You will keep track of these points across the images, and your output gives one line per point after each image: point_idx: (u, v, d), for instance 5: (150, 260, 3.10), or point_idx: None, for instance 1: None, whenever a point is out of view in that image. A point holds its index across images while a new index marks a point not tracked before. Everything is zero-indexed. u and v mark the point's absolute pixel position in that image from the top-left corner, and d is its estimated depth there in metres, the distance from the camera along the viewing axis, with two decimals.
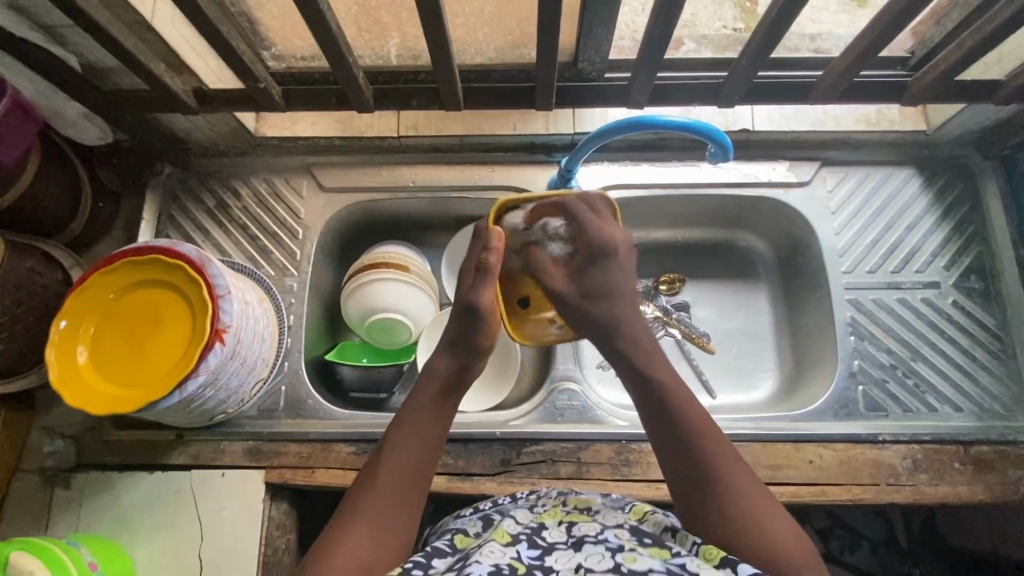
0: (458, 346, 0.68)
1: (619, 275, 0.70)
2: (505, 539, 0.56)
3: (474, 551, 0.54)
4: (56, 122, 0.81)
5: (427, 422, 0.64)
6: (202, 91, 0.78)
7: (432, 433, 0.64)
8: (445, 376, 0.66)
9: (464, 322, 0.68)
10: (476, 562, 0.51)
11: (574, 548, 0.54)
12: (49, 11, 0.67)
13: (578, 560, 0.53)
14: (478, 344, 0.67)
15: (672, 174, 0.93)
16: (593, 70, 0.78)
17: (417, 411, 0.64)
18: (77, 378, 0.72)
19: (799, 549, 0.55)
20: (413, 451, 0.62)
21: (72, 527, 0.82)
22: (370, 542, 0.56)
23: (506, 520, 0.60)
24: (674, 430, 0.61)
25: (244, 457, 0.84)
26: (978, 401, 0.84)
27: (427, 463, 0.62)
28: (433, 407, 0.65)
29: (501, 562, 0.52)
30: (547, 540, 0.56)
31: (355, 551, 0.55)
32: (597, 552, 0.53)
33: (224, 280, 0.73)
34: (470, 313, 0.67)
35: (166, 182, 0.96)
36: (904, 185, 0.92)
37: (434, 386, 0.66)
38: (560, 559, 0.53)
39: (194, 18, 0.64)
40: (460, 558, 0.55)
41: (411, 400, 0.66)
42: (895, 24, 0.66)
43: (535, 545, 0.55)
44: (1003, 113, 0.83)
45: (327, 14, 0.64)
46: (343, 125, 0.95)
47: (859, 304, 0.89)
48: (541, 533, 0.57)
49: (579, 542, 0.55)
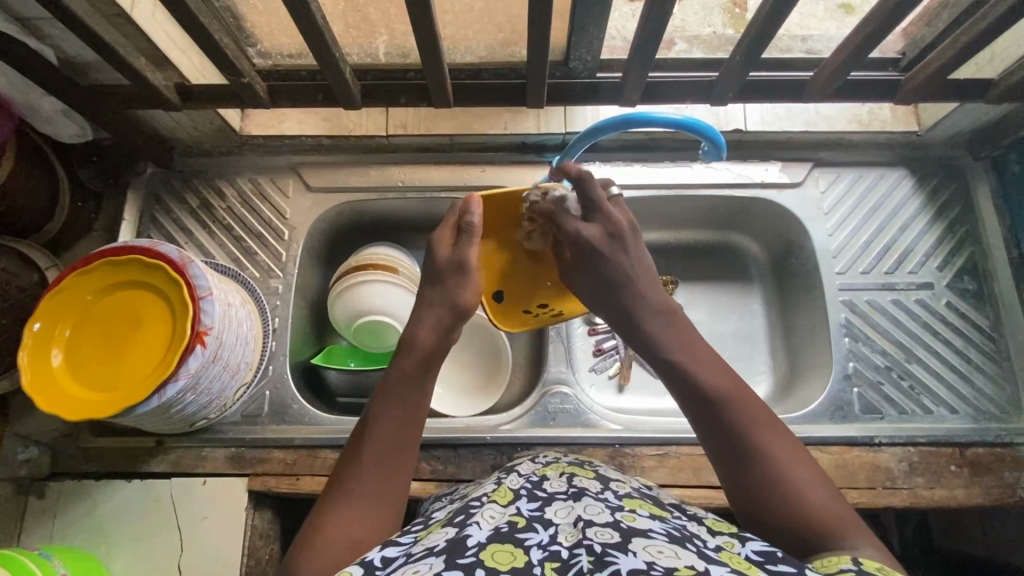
0: (440, 302, 0.63)
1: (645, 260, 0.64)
2: (505, 498, 0.51)
3: (474, 508, 0.50)
4: (33, 119, 0.79)
5: (409, 391, 0.59)
6: (185, 87, 0.77)
7: (415, 400, 0.59)
8: (430, 347, 0.61)
9: (446, 277, 0.64)
10: (474, 524, 0.47)
11: (573, 499, 0.50)
12: (26, 2, 0.65)
13: (577, 513, 0.48)
14: (462, 300, 0.63)
15: (664, 174, 0.92)
16: (585, 69, 0.77)
17: (397, 381, 0.60)
18: (49, 381, 0.69)
19: (841, 518, 0.49)
20: (397, 423, 0.58)
21: (45, 538, 0.79)
22: (359, 520, 0.52)
23: (507, 478, 0.56)
24: (704, 405, 0.55)
25: (227, 464, 0.82)
26: (973, 403, 0.83)
27: (411, 433, 0.58)
28: (413, 377, 0.60)
29: (500, 522, 0.47)
30: (546, 492, 0.52)
31: (346, 528, 0.51)
32: (596, 506, 0.48)
33: (205, 280, 0.71)
34: (458, 269, 0.64)
35: (149, 182, 0.93)
36: (896, 186, 0.92)
37: (415, 355, 0.60)
38: (559, 513, 0.48)
39: (175, 10, 0.62)
40: (461, 510, 0.52)
41: (389, 374, 0.61)
42: (889, 22, 0.66)
43: (535, 498, 0.51)
44: (994, 113, 0.83)
45: (314, 8, 0.62)
46: (330, 124, 0.93)
47: (854, 305, 0.88)
48: (541, 486, 0.53)
49: (578, 493, 0.51)
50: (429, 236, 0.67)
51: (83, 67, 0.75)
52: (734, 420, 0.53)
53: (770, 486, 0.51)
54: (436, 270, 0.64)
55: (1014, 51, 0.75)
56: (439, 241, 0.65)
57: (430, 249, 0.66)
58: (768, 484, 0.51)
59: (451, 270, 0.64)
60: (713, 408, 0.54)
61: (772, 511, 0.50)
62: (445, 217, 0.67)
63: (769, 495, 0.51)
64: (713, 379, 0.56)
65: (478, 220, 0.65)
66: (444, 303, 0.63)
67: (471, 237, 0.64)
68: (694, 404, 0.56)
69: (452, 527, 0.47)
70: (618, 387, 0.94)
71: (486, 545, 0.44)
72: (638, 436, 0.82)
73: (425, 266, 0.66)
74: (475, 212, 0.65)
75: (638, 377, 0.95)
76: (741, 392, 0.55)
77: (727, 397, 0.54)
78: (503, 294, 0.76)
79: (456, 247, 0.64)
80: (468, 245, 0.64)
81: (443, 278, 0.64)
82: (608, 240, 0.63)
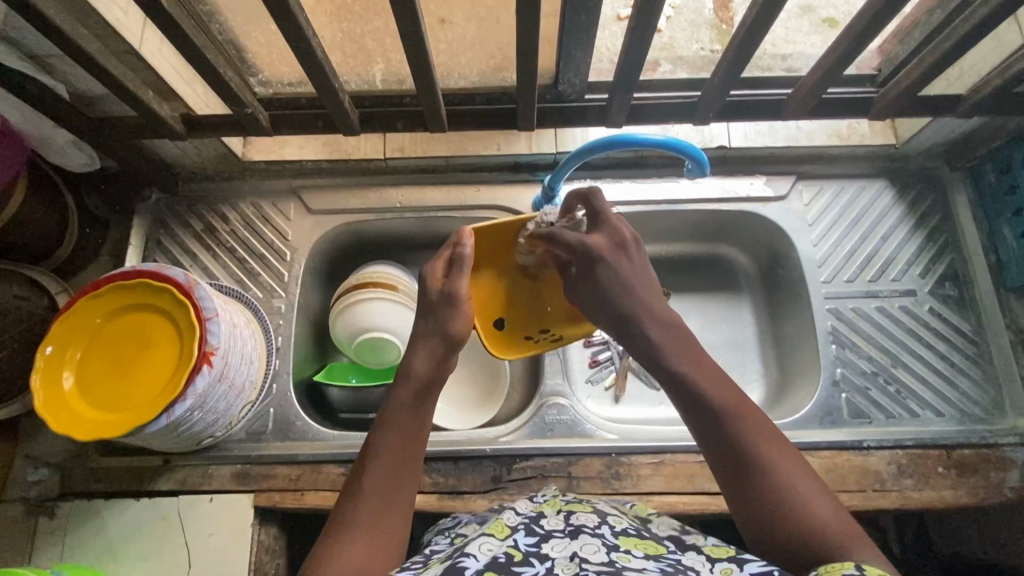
0: (433, 335, 0.65)
1: (643, 271, 0.65)
2: (503, 531, 0.53)
3: (471, 542, 0.51)
4: (44, 149, 0.82)
5: (409, 419, 0.62)
6: (190, 117, 0.80)
7: (415, 428, 0.61)
8: (427, 375, 0.63)
9: (437, 309, 0.66)
10: (471, 554, 0.48)
11: (570, 536, 0.51)
12: (40, 41, 0.68)
13: (574, 549, 0.49)
14: (453, 330, 0.65)
15: (652, 190, 0.95)
16: (574, 92, 0.80)
17: (396, 410, 0.62)
18: (62, 404, 0.71)
19: (840, 529, 0.50)
20: (396, 450, 0.60)
21: (55, 557, 0.81)
22: (366, 547, 0.54)
23: (505, 514, 0.57)
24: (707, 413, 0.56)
25: (233, 480, 0.84)
26: (959, 406, 0.86)
27: (411, 461, 0.60)
28: (411, 406, 0.62)
29: (497, 552, 0.49)
30: (543, 528, 0.53)
31: (352, 556, 0.53)
32: (593, 544, 0.50)
33: (211, 302, 0.74)
34: (448, 300, 0.66)
35: (154, 207, 0.96)
36: (877, 197, 0.95)
37: (412, 385, 0.63)
38: (557, 546, 0.50)
39: (182, 47, 0.65)
40: (459, 547, 0.53)
41: (389, 402, 0.63)
42: (859, 42, 0.69)
43: (533, 533, 0.52)
44: (968, 125, 0.87)
45: (311, 40, 0.65)
46: (330, 148, 0.97)
47: (839, 312, 0.90)
48: (539, 522, 0.54)
49: (575, 531, 0.52)
50: (420, 271, 0.70)
51: (92, 100, 0.79)
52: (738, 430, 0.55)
53: (779, 505, 0.51)
54: (429, 302, 0.66)
55: (982, 66, 0.79)
56: (429, 273, 0.69)
57: (421, 281, 0.69)
58: (779, 500, 0.51)
59: (442, 302, 0.66)
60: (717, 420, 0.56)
61: (777, 526, 0.51)
62: (438, 250, 0.70)
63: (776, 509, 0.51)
64: (720, 392, 0.57)
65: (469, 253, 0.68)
66: (437, 332, 0.65)
67: (461, 268, 0.67)
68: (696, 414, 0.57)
69: (447, 560, 0.49)
70: (614, 398, 0.97)
71: (482, 573, 0.45)
72: (632, 445, 0.84)
73: (418, 301, 0.69)
74: (466, 245, 0.68)
75: (635, 387, 0.97)
76: (737, 399, 0.56)
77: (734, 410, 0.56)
78: (504, 320, 0.78)
79: (448, 279, 0.67)
80: (457, 276, 0.67)
81: (435, 310, 0.66)
82: (614, 251, 0.65)
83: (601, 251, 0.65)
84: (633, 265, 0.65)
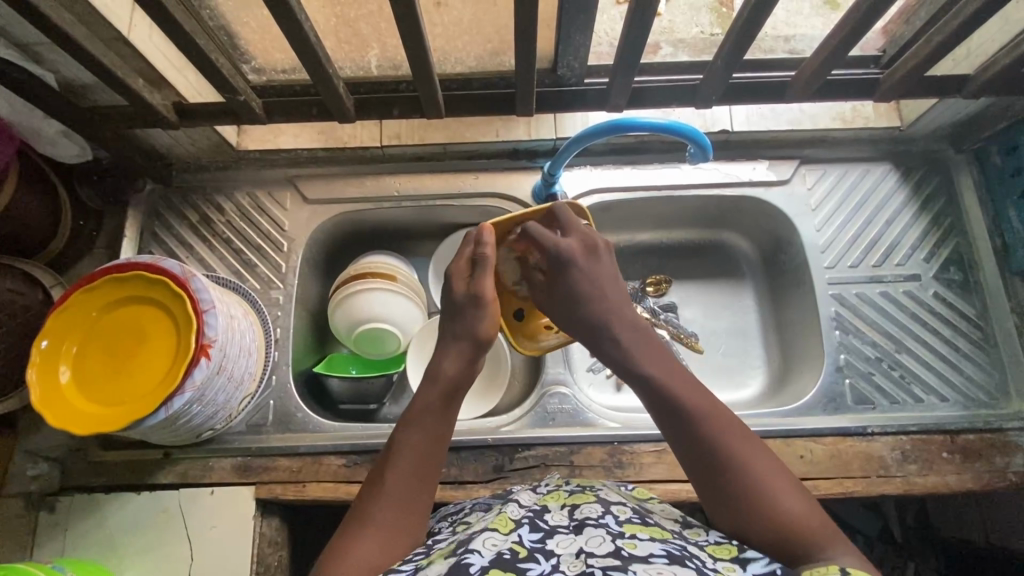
0: (460, 338, 0.64)
1: (606, 273, 0.66)
2: (507, 526, 0.52)
3: (473, 537, 0.51)
4: (34, 140, 0.81)
5: (432, 423, 0.61)
6: (181, 106, 0.78)
7: (437, 432, 0.60)
8: (454, 380, 0.62)
9: (463, 311, 0.65)
10: (475, 551, 0.48)
11: (575, 530, 0.50)
12: (25, 29, 0.66)
13: (580, 543, 0.48)
14: (476, 331, 0.64)
15: (653, 175, 0.94)
16: (573, 76, 0.79)
17: (423, 412, 0.61)
18: (58, 398, 0.71)
19: (811, 516, 0.51)
20: (418, 451, 0.59)
21: (56, 552, 0.80)
22: (380, 547, 0.54)
23: (508, 507, 0.56)
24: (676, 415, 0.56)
25: (233, 473, 0.83)
26: (962, 390, 0.85)
27: (433, 465, 0.59)
28: (438, 409, 0.61)
29: (501, 549, 0.48)
30: (548, 523, 0.52)
31: (364, 556, 0.52)
32: (598, 535, 0.49)
33: (208, 294, 0.72)
34: (473, 302, 0.65)
35: (149, 199, 0.95)
36: (881, 181, 0.94)
37: (439, 387, 0.62)
38: (563, 543, 0.49)
39: (171, 32, 0.64)
40: (462, 540, 0.52)
41: (415, 402, 0.62)
42: (864, 23, 0.68)
43: (538, 528, 0.51)
44: (973, 107, 0.85)
45: (304, 24, 0.63)
46: (325, 136, 0.94)
47: (843, 298, 0.90)
48: (544, 516, 0.53)
49: (580, 524, 0.51)
50: (444, 270, 0.69)
51: (82, 89, 0.77)
52: (709, 432, 0.55)
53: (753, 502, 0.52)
54: (455, 304, 0.65)
55: (990, 46, 0.78)
56: (453, 275, 0.68)
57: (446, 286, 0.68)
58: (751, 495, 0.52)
59: (469, 303, 0.65)
60: (686, 422, 0.56)
61: (754, 524, 0.52)
62: (458, 250, 0.69)
63: (750, 504, 0.52)
64: (687, 396, 0.57)
65: (491, 251, 0.67)
66: (465, 336, 0.64)
67: (484, 268, 0.66)
68: (667, 418, 0.57)
69: (451, 556, 0.49)
70: (615, 386, 0.96)
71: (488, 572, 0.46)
72: (634, 433, 0.83)
73: (444, 301, 0.68)
74: (487, 243, 0.67)
75: None
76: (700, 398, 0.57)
77: (703, 412, 0.56)
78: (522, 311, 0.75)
79: (472, 280, 0.66)
80: (481, 276, 0.66)
81: (461, 312, 0.65)
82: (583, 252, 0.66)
83: (568, 253, 0.65)
84: (592, 267, 0.65)
